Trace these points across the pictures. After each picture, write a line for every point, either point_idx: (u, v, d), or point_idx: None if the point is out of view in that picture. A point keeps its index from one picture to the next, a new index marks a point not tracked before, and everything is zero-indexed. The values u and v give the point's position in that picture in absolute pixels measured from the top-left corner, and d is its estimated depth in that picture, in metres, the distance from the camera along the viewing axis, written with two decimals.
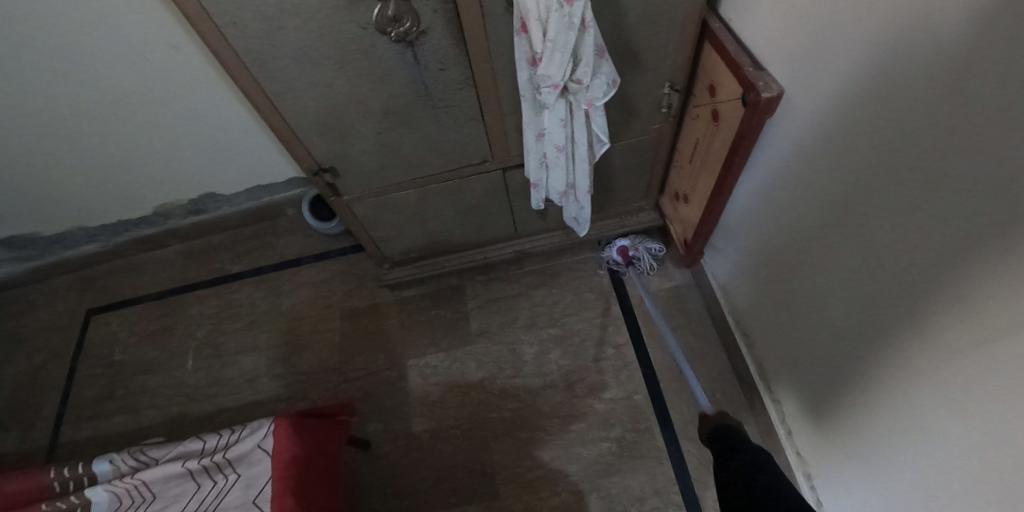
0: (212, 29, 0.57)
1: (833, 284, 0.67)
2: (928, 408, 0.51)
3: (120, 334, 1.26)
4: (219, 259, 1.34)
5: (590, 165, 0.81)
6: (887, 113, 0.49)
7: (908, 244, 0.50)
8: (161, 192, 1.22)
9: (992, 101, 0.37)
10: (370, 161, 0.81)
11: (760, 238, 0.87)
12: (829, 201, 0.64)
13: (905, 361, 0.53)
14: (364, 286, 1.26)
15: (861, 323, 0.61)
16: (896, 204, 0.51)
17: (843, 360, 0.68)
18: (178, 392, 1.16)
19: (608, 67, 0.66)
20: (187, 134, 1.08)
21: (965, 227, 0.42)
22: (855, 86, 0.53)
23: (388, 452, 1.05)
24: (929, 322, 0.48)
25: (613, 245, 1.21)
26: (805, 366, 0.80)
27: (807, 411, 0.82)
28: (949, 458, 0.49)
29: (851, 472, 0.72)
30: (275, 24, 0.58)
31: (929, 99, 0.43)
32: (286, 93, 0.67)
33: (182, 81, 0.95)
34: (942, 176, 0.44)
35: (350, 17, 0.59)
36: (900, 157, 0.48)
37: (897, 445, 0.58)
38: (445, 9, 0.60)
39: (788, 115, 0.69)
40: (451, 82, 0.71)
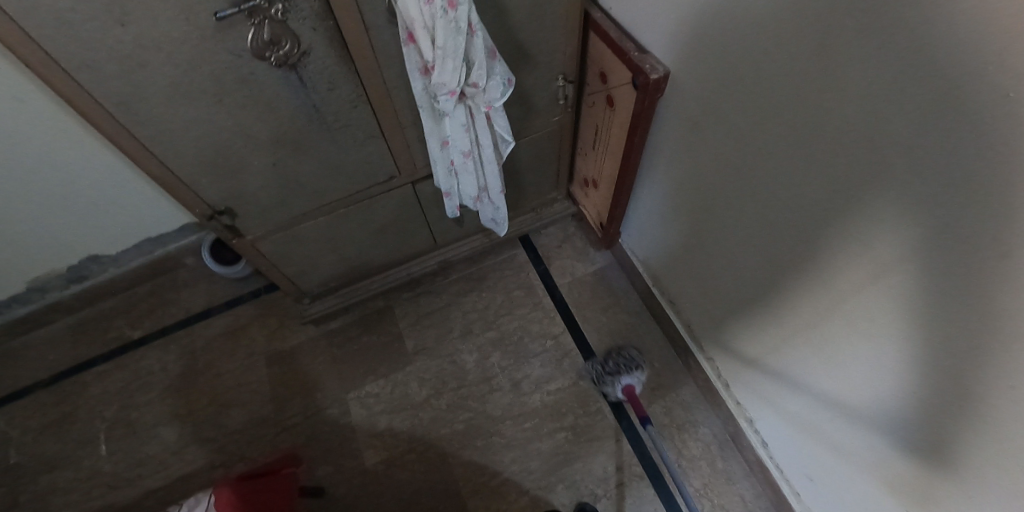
0: (60, 75, 0.48)
1: (743, 243, 0.71)
2: (846, 345, 0.55)
3: (8, 434, 1.10)
4: (116, 325, 1.21)
5: (498, 165, 0.82)
6: (758, 78, 0.53)
7: (801, 195, 0.54)
8: (30, 263, 1.08)
9: (851, 57, 0.40)
10: (269, 196, 0.76)
11: (669, 210, 0.92)
12: (727, 166, 0.68)
13: (819, 301, 0.57)
14: (287, 325, 1.20)
15: (775, 277, 0.65)
16: (783, 162, 0.55)
17: (763, 314, 0.72)
18: (95, 483, 1.04)
19: (500, 67, 0.66)
20: (57, 193, 0.96)
21: (846, 172, 0.45)
22: (727, 58, 0.57)
23: (346, 494, 1.02)
24: (835, 264, 0.52)
25: (615, 383, 1.02)
26: (732, 324, 0.85)
27: (740, 363, 0.88)
28: (872, 387, 0.54)
29: (788, 413, 0.77)
30: (136, 61, 0.50)
31: (797, 60, 0.46)
32: (159, 136, 0.59)
33: (34, 135, 0.84)
34: (814, 130, 0.47)
35: (218, 45, 0.52)
36: (777, 118, 0.52)
37: (824, 382, 0.63)
38: (325, 26, 0.55)
39: (677, 92, 0.72)
40: (343, 101, 0.66)
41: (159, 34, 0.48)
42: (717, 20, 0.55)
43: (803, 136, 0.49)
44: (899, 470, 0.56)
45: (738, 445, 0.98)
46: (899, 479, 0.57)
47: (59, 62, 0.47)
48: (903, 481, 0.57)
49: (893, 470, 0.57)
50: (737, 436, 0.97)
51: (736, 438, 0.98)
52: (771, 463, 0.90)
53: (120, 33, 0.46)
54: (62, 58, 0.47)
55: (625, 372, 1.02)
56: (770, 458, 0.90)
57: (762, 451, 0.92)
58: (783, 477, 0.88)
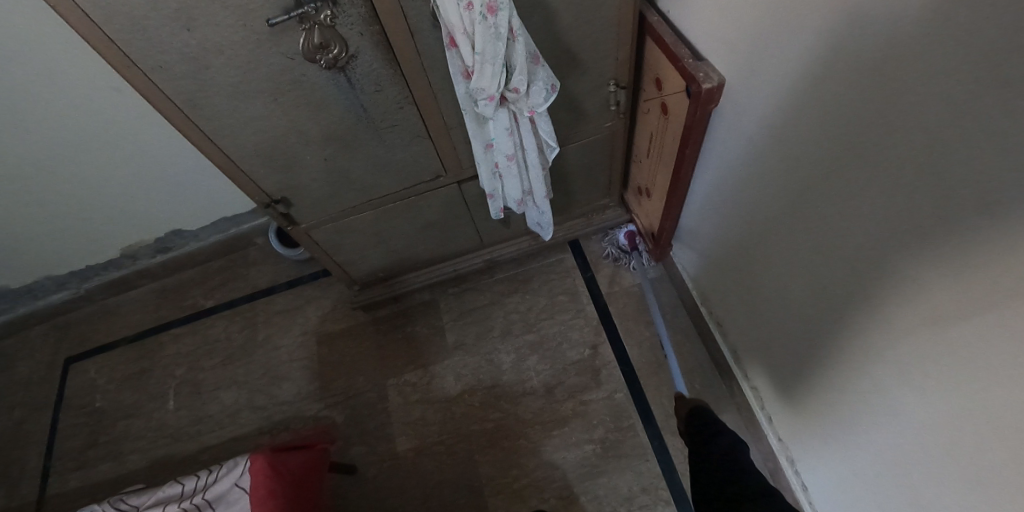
0: (138, 74, 0.54)
1: (792, 268, 0.66)
2: (898, 398, 0.49)
3: (98, 381, 1.26)
4: (193, 293, 1.35)
5: (543, 170, 0.82)
6: (824, 96, 0.48)
7: (853, 222, 0.49)
8: (126, 233, 1.23)
9: (919, 81, 0.35)
10: (322, 189, 0.80)
11: (720, 226, 0.87)
12: (780, 186, 0.63)
13: (867, 341, 0.52)
14: (338, 309, 1.27)
15: (825, 313, 0.60)
16: (844, 189, 0.49)
17: (812, 353, 0.66)
18: (161, 434, 1.16)
19: (544, 72, 0.65)
20: (150, 173, 1.08)
21: (904, 203, 0.41)
22: (788, 72, 0.52)
23: (374, 475, 1.06)
24: (885, 302, 0.47)
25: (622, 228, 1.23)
26: (776, 353, 0.79)
27: (783, 396, 0.81)
28: (923, 448, 0.48)
29: (831, 459, 0.70)
30: (202, 63, 0.54)
31: (862, 79, 0.42)
32: (222, 131, 0.64)
33: (133, 122, 0.96)
34: (880, 158, 0.42)
35: (273, 49, 0.55)
36: (837, 138, 0.48)
37: (872, 432, 0.57)
38: (372, 31, 0.58)
39: (734, 104, 0.68)
40: (390, 102, 0.68)
41: (220, 38, 0.52)
42: (780, 30, 0.51)
43: (867, 162, 0.44)
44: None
45: (778, 485, 0.91)
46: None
47: (138, 63, 0.53)
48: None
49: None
50: (778, 476, 0.90)
51: (777, 477, 0.90)
52: (810, 509, 0.82)
53: (188, 38, 0.51)
54: (139, 59, 0.52)
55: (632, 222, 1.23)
56: (809, 504, 0.82)
57: (801, 495, 0.84)
58: None
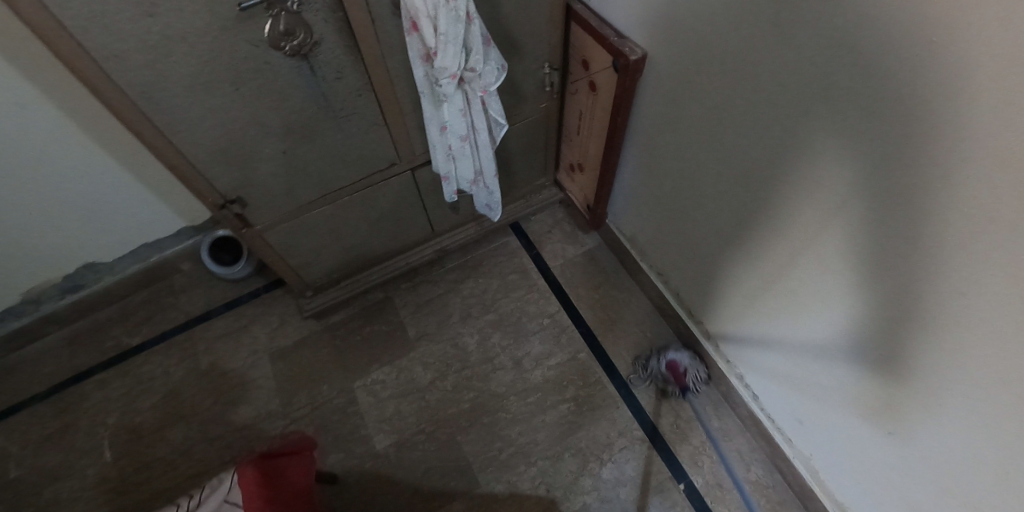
0: (90, 65, 0.58)
1: (725, 212, 0.75)
2: (833, 294, 0.59)
3: (6, 450, 1.09)
4: (114, 333, 1.22)
5: (493, 149, 0.92)
6: (734, 53, 0.57)
7: (774, 159, 0.59)
8: (28, 272, 1.10)
9: (805, 25, 0.45)
10: (280, 182, 0.86)
11: (649, 187, 1.00)
12: (705, 142, 0.72)
13: (801, 256, 0.62)
14: (289, 322, 1.23)
15: (772, 251, 0.68)
16: (761, 131, 0.58)
17: (755, 282, 0.76)
18: (101, 490, 1.04)
19: (495, 54, 0.76)
20: (60, 195, 1.01)
21: (813, 129, 0.50)
22: (699, 40, 0.62)
23: (358, 479, 1.04)
24: (811, 220, 0.57)
25: (662, 356, 1.10)
26: (720, 289, 0.90)
27: (731, 325, 0.93)
28: (862, 336, 0.58)
29: (781, 370, 0.82)
30: (163, 51, 0.61)
31: (762, 34, 0.51)
32: (179, 125, 0.70)
33: (33, 131, 0.89)
34: (797, 103, 0.51)
35: (238, 35, 0.63)
36: (749, 88, 0.57)
37: (815, 334, 0.67)
38: (334, 19, 0.68)
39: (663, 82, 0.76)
40: (349, 90, 0.79)
41: (181, 23, 0.59)
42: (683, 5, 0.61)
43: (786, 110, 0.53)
44: (911, 423, 0.58)
45: (730, 402, 1.06)
46: (911, 433, 0.59)
47: (90, 52, 0.57)
48: (912, 431, 0.59)
49: (901, 422, 0.60)
50: (730, 393, 1.05)
51: (728, 395, 1.05)
52: (762, 413, 0.98)
53: (149, 24, 0.57)
54: (90, 47, 0.57)
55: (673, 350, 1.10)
56: (761, 408, 0.98)
57: (754, 403, 0.99)
58: (775, 425, 0.96)
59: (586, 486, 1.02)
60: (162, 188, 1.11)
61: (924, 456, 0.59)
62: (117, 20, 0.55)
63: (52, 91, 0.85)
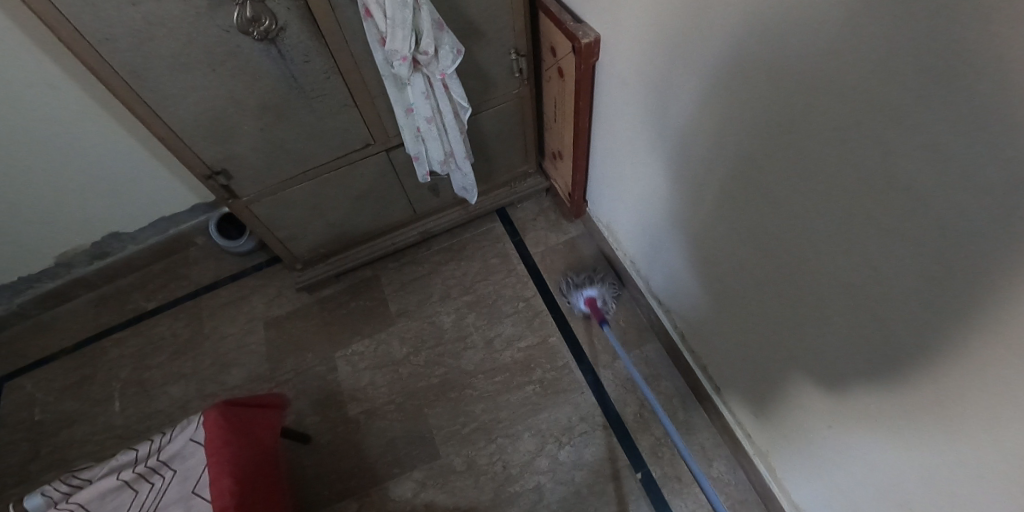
0: (85, 46, 0.68)
1: (739, 247, 0.72)
2: (856, 358, 0.56)
3: (35, 395, 1.23)
4: (133, 298, 1.35)
5: (460, 132, 0.96)
6: (772, 96, 0.51)
7: (802, 206, 0.54)
8: (62, 238, 1.26)
9: (854, 70, 0.40)
10: (260, 157, 0.94)
11: (635, 196, 1.01)
12: (726, 178, 0.68)
13: (822, 308, 0.58)
14: (283, 294, 1.31)
15: (781, 268, 0.64)
16: (789, 175, 0.54)
17: (767, 323, 0.73)
18: (108, 435, 1.16)
19: (448, 38, 0.80)
20: (89, 170, 1.15)
21: (847, 180, 0.46)
22: (734, 69, 0.56)
23: (329, 442, 1.10)
24: (838, 274, 0.53)
25: (580, 293, 1.14)
26: (718, 315, 0.88)
27: (720, 346, 0.91)
28: (879, 407, 0.56)
29: (776, 405, 0.80)
30: (144, 35, 0.70)
31: (806, 75, 0.45)
32: (165, 103, 0.79)
33: (62, 110, 1.02)
34: (793, 94, 0.48)
35: (210, 22, 0.71)
36: (781, 132, 0.52)
37: (826, 388, 0.65)
38: (297, 7, 0.75)
39: (662, 82, 0.74)
40: (318, 73, 0.85)
41: (159, 11, 0.67)
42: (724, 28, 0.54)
43: (781, 101, 0.50)
44: (859, 428, 0.61)
45: (699, 394, 1.04)
46: (858, 436, 0.62)
47: (85, 36, 0.67)
48: (856, 433, 0.62)
49: (848, 423, 0.63)
50: (697, 385, 1.03)
51: (696, 387, 1.03)
52: (723, 407, 0.97)
53: (130, 11, 0.66)
54: (85, 32, 0.67)
55: (588, 285, 1.15)
56: (721, 400, 0.98)
57: (713, 394, 0.99)
58: (733, 419, 0.95)
59: (542, 467, 1.02)
60: (174, 165, 1.23)
61: (862, 456, 0.63)
62: (100, 5, 0.64)
63: (76, 74, 0.98)
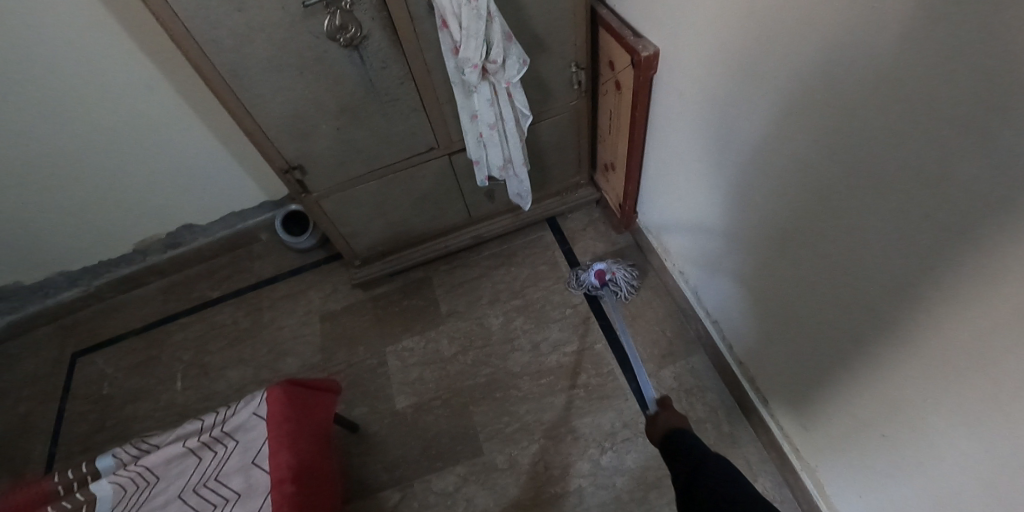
0: (195, 46, 0.76)
1: (794, 258, 0.71)
2: (914, 376, 0.54)
3: (105, 371, 1.32)
4: (199, 287, 1.44)
5: (520, 138, 1.01)
6: (831, 103, 0.53)
7: (859, 213, 0.55)
8: (142, 227, 1.37)
9: (913, 73, 0.41)
10: (335, 154, 1.01)
11: (686, 206, 1.02)
12: (782, 186, 0.68)
13: (879, 320, 0.57)
14: (338, 290, 1.37)
15: (837, 280, 0.63)
16: (845, 181, 0.55)
17: (820, 336, 0.71)
18: (167, 412, 1.22)
19: (516, 49, 0.85)
20: (170, 164, 1.25)
21: (902, 183, 0.47)
22: (792, 80, 0.58)
23: (376, 431, 1.13)
24: (895, 284, 0.52)
25: (590, 270, 1.23)
26: (771, 329, 0.86)
27: (771, 361, 0.89)
28: (939, 426, 0.53)
29: (828, 423, 0.77)
30: (246, 38, 0.78)
31: (864, 82, 0.47)
32: (255, 100, 0.87)
33: (155, 108, 1.13)
34: (842, 82, 0.50)
35: (304, 28, 0.79)
36: (840, 138, 0.54)
37: (879, 407, 0.62)
38: (380, 17, 0.82)
39: (713, 84, 0.77)
40: (393, 78, 0.92)
41: (260, 16, 0.75)
42: (784, 38, 0.56)
43: (829, 92, 0.52)
44: (906, 436, 0.59)
45: (746, 409, 1.02)
46: (899, 440, 0.61)
47: (195, 37, 0.75)
48: (896, 435, 0.61)
49: (888, 425, 0.62)
50: (745, 400, 1.01)
51: (744, 401, 1.02)
52: (774, 424, 0.94)
53: (237, 16, 0.74)
54: (196, 33, 0.75)
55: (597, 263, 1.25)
56: (770, 416, 0.95)
57: (762, 409, 0.97)
58: (784, 436, 0.92)
59: (583, 470, 1.01)
60: (247, 164, 1.32)
61: (902, 460, 0.62)
62: (213, 10, 0.73)
63: (173, 76, 1.08)
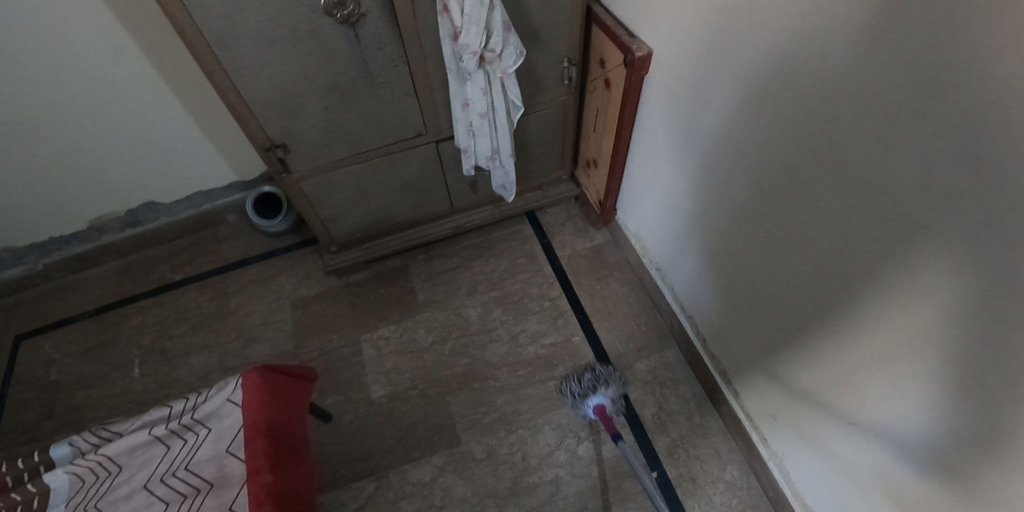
0: (182, 11, 0.72)
1: (763, 254, 0.75)
2: (873, 364, 0.58)
3: (53, 355, 1.23)
4: (160, 268, 1.36)
5: (510, 130, 1.01)
6: (806, 110, 0.56)
7: (827, 213, 0.58)
8: (99, 202, 1.28)
9: (889, 89, 0.44)
10: (320, 135, 0.98)
11: (664, 203, 1.05)
12: (756, 186, 0.72)
13: (842, 312, 0.61)
14: (311, 276, 1.33)
15: (804, 275, 0.67)
16: (813, 184, 0.59)
17: (787, 328, 0.76)
18: (124, 400, 1.15)
19: (514, 39, 0.84)
20: (136, 137, 1.18)
21: (870, 189, 0.50)
22: (770, 86, 0.60)
23: (350, 421, 1.11)
24: (860, 279, 0.56)
25: (589, 404, 1.03)
26: (740, 322, 0.90)
27: (741, 352, 0.94)
28: (893, 410, 0.58)
29: (790, 408, 0.83)
30: (237, 7, 0.74)
31: (840, 92, 0.50)
32: (242, 73, 0.83)
33: (122, 75, 1.05)
34: (816, 90, 0.53)
35: (300, 1, 0.76)
36: (812, 144, 0.57)
37: (839, 392, 0.67)
38: None
39: (696, 84, 0.79)
40: (387, 60, 0.90)
41: None
42: (766, 47, 0.59)
43: (805, 100, 0.55)
44: (861, 418, 0.65)
45: (715, 400, 1.07)
46: (864, 427, 0.65)
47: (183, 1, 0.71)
48: (860, 422, 0.65)
49: (846, 408, 0.67)
50: (714, 391, 1.06)
51: (713, 392, 1.07)
52: (742, 413, 1.00)
53: None
54: None
55: (597, 392, 1.04)
56: (739, 405, 1.00)
57: (732, 400, 1.02)
58: (752, 425, 0.98)
59: (560, 460, 1.03)
60: (219, 141, 1.26)
61: (864, 445, 0.66)
62: None
63: (143, 42, 1.02)
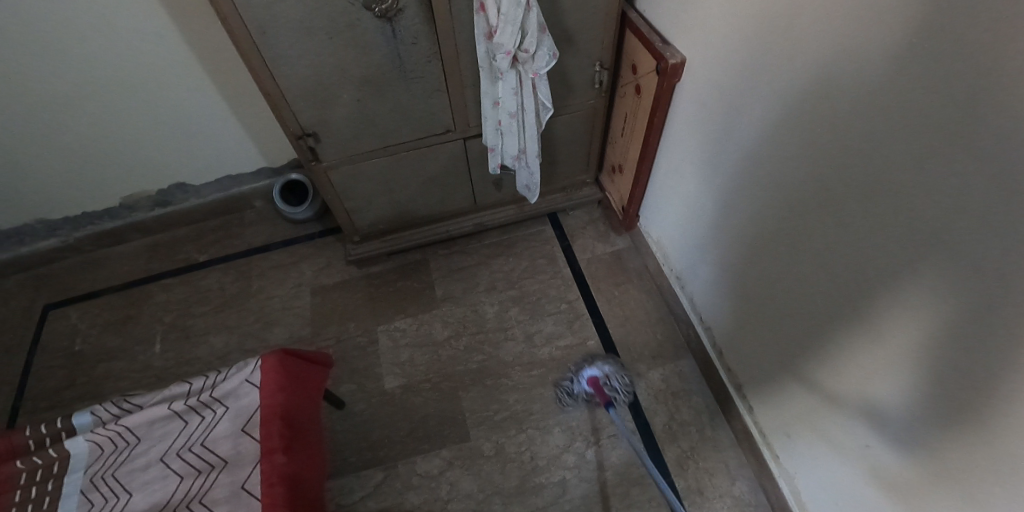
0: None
1: (778, 258, 0.76)
2: (878, 372, 0.58)
3: (78, 326, 1.27)
4: (186, 248, 1.39)
5: (538, 130, 1.01)
6: (834, 119, 0.56)
7: (846, 220, 0.58)
8: (132, 180, 1.31)
9: (922, 105, 0.44)
10: (351, 126, 1.00)
11: (686, 209, 1.05)
12: (776, 191, 0.72)
13: (852, 319, 0.61)
14: (332, 265, 1.35)
15: (817, 281, 0.67)
16: (834, 190, 0.59)
17: (796, 333, 0.76)
18: (144, 374, 1.18)
19: (549, 41, 0.84)
20: (171, 119, 1.21)
21: (894, 201, 0.50)
22: (801, 95, 0.60)
23: (362, 410, 1.12)
24: (872, 286, 0.56)
25: (581, 378, 1.07)
26: (753, 328, 0.90)
27: (754, 361, 0.93)
28: (894, 418, 0.58)
29: (798, 417, 0.82)
30: None
31: (869, 104, 0.50)
32: (280, 61, 0.85)
33: (163, 58, 1.08)
34: (847, 101, 0.53)
35: None
36: (836, 153, 0.57)
37: (843, 399, 0.67)
38: None
39: (722, 89, 0.80)
40: (421, 55, 0.91)
41: None
42: (800, 57, 0.59)
43: (835, 111, 0.55)
44: (864, 427, 0.65)
45: (727, 413, 1.06)
46: (872, 441, 0.64)
47: None
48: (862, 430, 0.65)
49: (850, 416, 0.67)
50: (727, 403, 1.05)
51: (726, 405, 1.06)
52: (754, 426, 0.98)
53: None
54: None
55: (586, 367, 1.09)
56: (751, 417, 0.99)
57: (745, 413, 1.01)
58: (763, 438, 0.96)
59: (568, 462, 1.03)
60: (251, 127, 1.28)
61: (865, 453, 0.66)
62: None
63: (186, 27, 1.05)
